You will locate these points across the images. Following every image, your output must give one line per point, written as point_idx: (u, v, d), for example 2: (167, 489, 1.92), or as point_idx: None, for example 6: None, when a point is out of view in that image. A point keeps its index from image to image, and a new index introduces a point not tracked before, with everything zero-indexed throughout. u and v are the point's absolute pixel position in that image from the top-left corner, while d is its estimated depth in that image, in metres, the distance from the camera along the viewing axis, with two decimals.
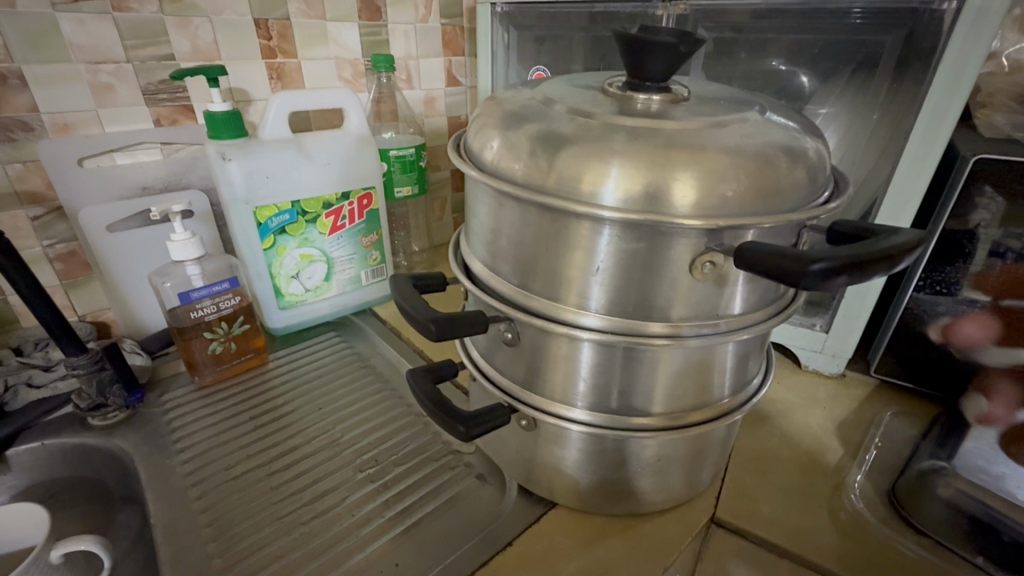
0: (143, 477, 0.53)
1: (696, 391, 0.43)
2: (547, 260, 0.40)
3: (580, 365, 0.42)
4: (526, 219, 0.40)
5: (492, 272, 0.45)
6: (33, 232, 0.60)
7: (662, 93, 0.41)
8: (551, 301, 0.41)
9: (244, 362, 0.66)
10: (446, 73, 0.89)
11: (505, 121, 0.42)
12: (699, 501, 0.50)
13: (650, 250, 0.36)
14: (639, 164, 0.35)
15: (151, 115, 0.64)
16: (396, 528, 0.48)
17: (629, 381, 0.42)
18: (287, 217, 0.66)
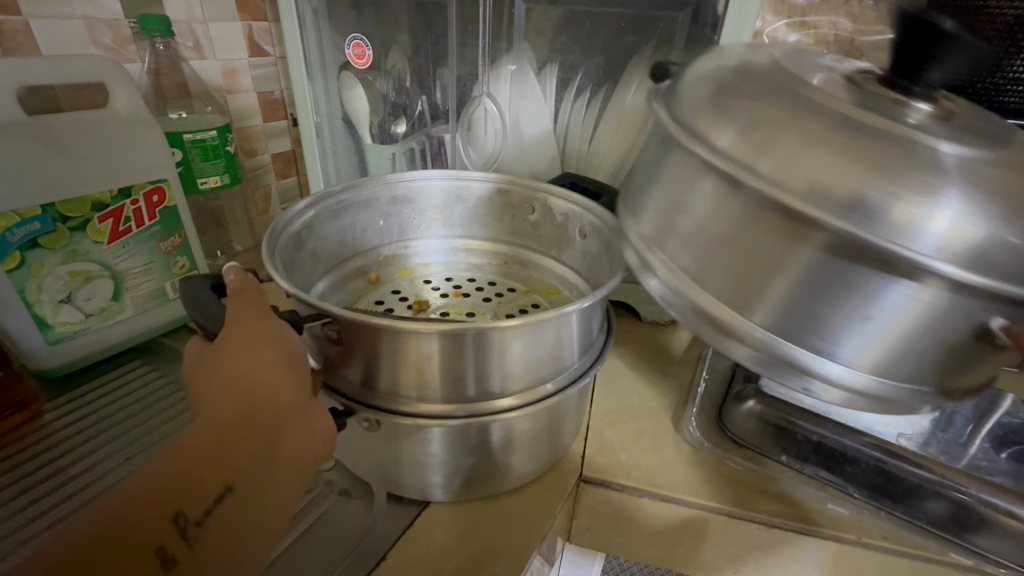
0: None
1: (551, 361, 0.44)
2: (749, 276, 0.35)
3: (431, 356, 0.39)
4: (741, 228, 0.34)
5: (680, 281, 0.38)
6: None
7: (932, 100, 0.36)
8: (730, 305, 0.36)
9: (6, 420, 0.52)
10: (247, 40, 0.76)
11: (744, 110, 0.34)
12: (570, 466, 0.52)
13: (909, 308, 0.31)
14: (934, 195, 0.30)
15: None
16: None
17: (481, 366, 0.40)
18: (39, 226, 0.51)
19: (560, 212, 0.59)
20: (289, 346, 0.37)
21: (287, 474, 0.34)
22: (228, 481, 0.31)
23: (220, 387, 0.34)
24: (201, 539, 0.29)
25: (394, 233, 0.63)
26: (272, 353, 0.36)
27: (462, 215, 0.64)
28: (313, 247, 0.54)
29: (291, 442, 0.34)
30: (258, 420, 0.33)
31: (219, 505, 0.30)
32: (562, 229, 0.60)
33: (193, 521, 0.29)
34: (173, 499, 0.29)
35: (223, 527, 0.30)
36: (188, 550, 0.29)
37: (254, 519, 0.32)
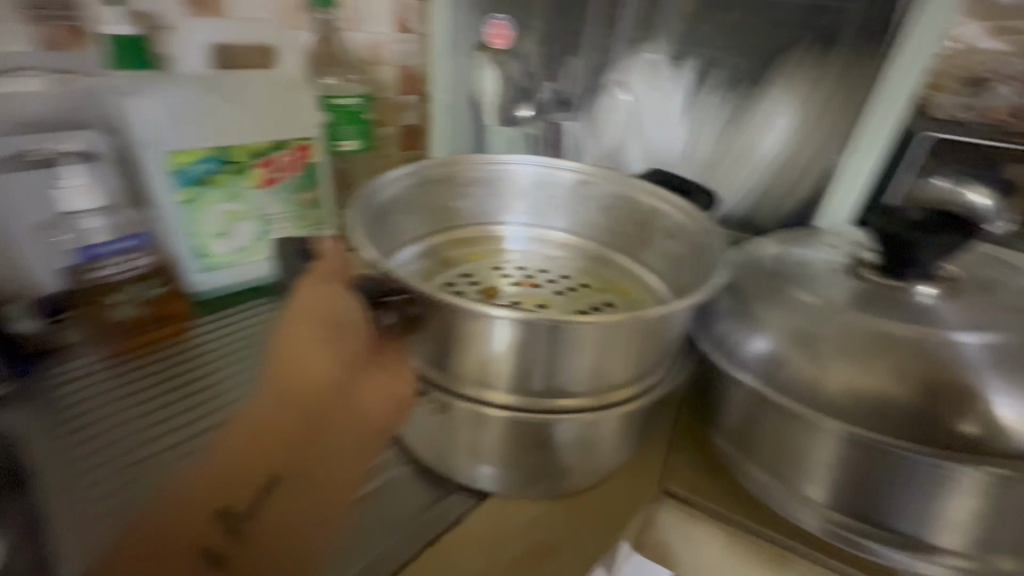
0: (35, 461, 0.46)
1: (641, 360, 0.43)
2: (796, 458, 0.44)
3: (517, 347, 0.39)
4: (783, 424, 0.43)
5: (739, 453, 0.48)
6: None
7: (935, 279, 0.45)
8: (784, 480, 0.45)
9: (160, 331, 0.59)
10: (395, 18, 0.80)
11: (767, 311, 0.46)
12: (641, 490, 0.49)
13: (962, 488, 0.38)
14: (945, 384, 0.39)
15: (37, 37, 0.53)
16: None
17: (556, 362, 0.40)
18: (212, 166, 0.59)
19: (648, 211, 0.57)
20: (331, 319, 0.40)
21: (337, 454, 0.36)
22: (274, 470, 0.34)
23: (284, 369, 0.39)
24: (251, 525, 0.33)
25: (476, 215, 0.63)
26: (324, 335, 0.40)
27: (548, 201, 0.62)
28: (396, 219, 0.55)
29: (335, 424, 0.37)
30: (309, 399, 0.37)
31: (268, 491, 0.34)
32: (646, 227, 0.58)
33: (243, 510, 0.33)
34: (225, 491, 0.33)
35: (274, 508, 0.33)
36: (242, 533, 0.33)
37: (306, 499, 0.34)
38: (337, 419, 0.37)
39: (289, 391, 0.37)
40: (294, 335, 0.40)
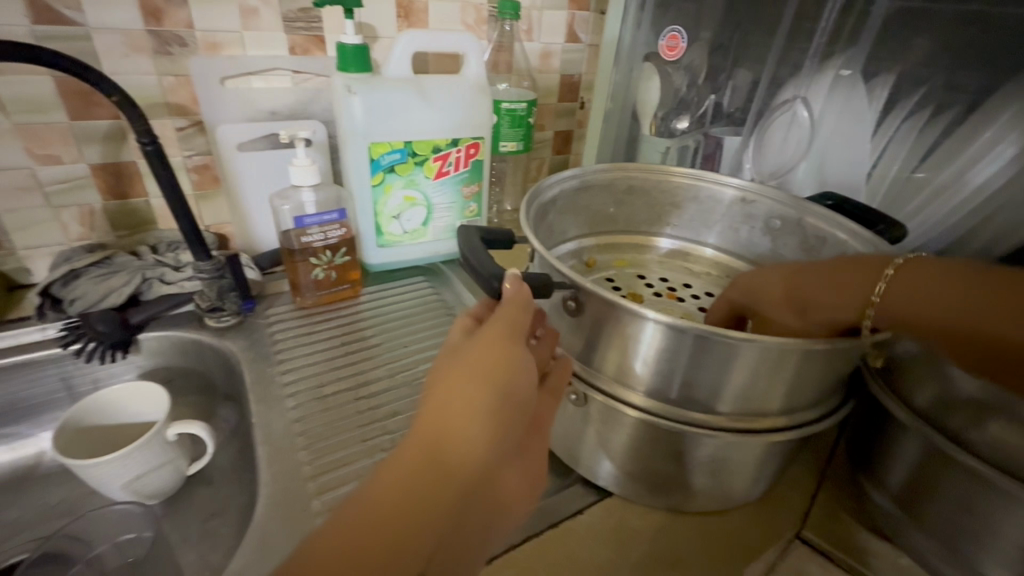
0: (250, 379, 0.58)
1: (792, 391, 0.40)
2: (970, 533, 0.41)
3: (667, 355, 0.39)
4: (958, 492, 0.41)
5: (901, 522, 0.46)
6: (177, 142, 0.64)
7: None
8: (956, 555, 0.42)
9: (340, 292, 0.70)
10: (567, 27, 0.84)
11: None
12: (760, 525, 0.48)
13: None
14: None
15: (287, 43, 0.66)
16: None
17: (697, 373, 0.39)
18: (398, 156, 0.66)
19: (818, 236, 0.52)
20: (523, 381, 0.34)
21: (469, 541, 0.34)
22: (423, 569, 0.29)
23: (449, 417, 0.31)
24: None
25: (623, 221, 0.63)
26: (505, 396, 0.33)
27: (706, 216, 0.61)
28: (552, 219, 0.57)
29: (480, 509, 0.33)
30: (480, 480, 0.32)
31: None
32: (811, 252, 0.54)
33: None
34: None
35: None
36: None
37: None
38: (490, 497, 0.34)
39: (460, 446, 0.31)
40: (467, 379, 0.32)
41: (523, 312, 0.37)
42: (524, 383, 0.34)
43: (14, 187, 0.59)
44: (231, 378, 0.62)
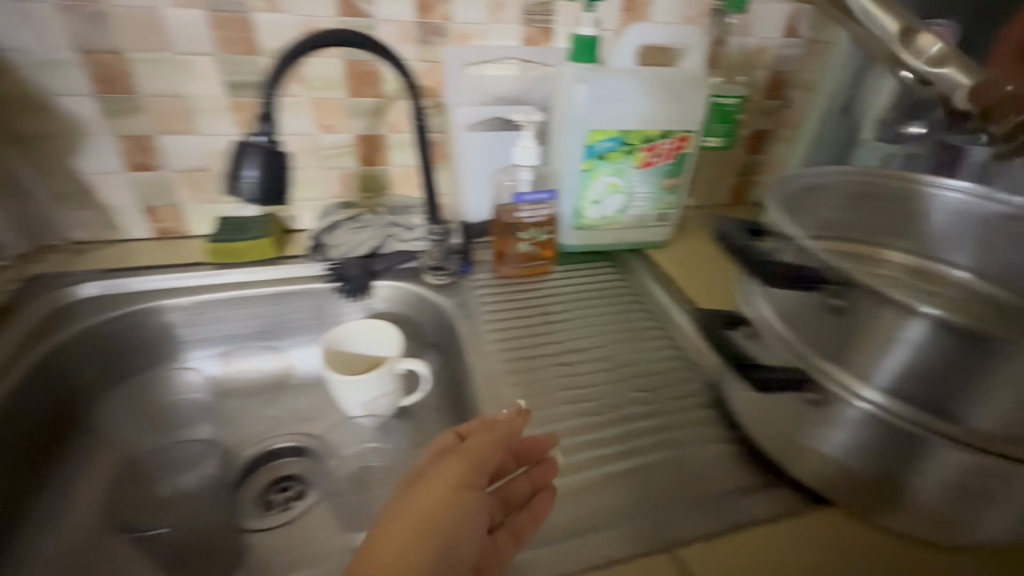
0: (465, 331, 0.66)
1: None
2: None
3: (935, 359, 0.38)
4: None
5: None
6: (419, 120, 0.74)
7: None
8: None
9: (536, 267, 0.75)
10: (788, 21, 0.79)
11: None
12: (1005, 574, 0.42)
13: None
14: None
15: (521, 34, 0.71)
16: (647, 458, 0.51)
17: (965, 383, 0.38)
18: (611, 144, 0.68)
19: None
20: (440, 498, 0.39)
21: None
22: None
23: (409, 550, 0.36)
24: None
25: None
26: (454, 519, 0.38)
27: (958, 231, 0.56)
28: None
29: None
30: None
31: None
32: None
33: None
34: None
35: None
36: None
37: None
38: None
39: (415, 547, 0.36)
40: (425, 501, 0.39)
41: (494, 443, 0.43)
42: (470, 486, 0.41)
43: (300, 150, 0.72)
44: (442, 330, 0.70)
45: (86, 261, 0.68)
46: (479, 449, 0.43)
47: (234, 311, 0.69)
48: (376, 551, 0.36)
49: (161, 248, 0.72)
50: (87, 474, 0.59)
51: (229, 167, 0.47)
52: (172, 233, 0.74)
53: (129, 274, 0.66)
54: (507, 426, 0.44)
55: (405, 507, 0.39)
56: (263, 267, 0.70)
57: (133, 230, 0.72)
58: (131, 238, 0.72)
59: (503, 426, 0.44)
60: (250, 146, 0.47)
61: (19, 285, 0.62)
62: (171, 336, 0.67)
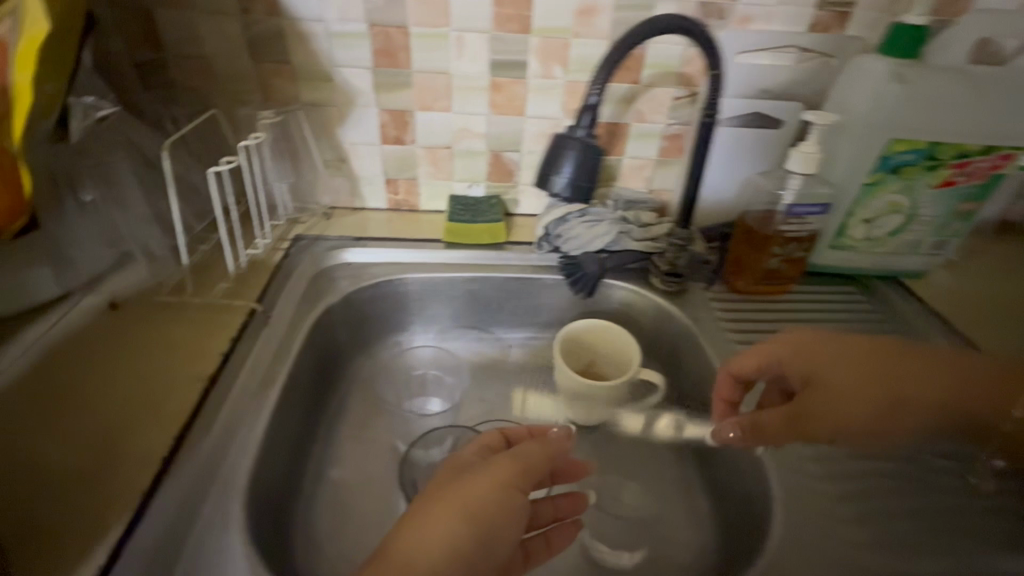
0: (709, 347, 0.60)
1: None
2: None
3: None
4: None
5: None
6: (668, 110, 0.68)
7: None
8: None
9: (777, 285, 0.67)
10: None
11: None
12: None
13: None
14: None
15: (811, 19, 0.61)
16: (948, 563, 0.42)
17: None
18: (912, 156, 0.58)
19: None
20: (494, 498, 0.39)
21: None
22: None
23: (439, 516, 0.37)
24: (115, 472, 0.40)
25: None
26: (500, 510, 0.39)
27: None
28: None
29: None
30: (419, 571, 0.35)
31: None
32: None
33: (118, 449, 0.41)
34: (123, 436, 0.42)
35: None
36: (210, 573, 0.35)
37: None
38: None
39: (446, 517, 0.37)
40: (470, 490, 0.39)
41: (543, 453, 0.44)
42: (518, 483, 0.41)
43: (540, 134, 0.70)
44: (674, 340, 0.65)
45: (336, 225, 0.71)
46: (524, 453, 0.43)
47: (468, 291, 0.69)
48: (407, 528, 0.37)
49: (396, 220, 0.74)
50: (344, 422, 0.61)
51: (547, 160, 0.47)
52: (405, 206, 0.75)
53: (378, 243, 0.69)
54: (557, 446, 0.46)
55: (442, 484, 0.41)
56: (500, 251, 0.70)
57: (372, 200, 0.75)
58: (369, 208, 0.75)
59: (555, 442, 0.46)
60: (571, 139, 0.46)
61: (289, 243, 0.66)
62: (405, 306, 0.69)
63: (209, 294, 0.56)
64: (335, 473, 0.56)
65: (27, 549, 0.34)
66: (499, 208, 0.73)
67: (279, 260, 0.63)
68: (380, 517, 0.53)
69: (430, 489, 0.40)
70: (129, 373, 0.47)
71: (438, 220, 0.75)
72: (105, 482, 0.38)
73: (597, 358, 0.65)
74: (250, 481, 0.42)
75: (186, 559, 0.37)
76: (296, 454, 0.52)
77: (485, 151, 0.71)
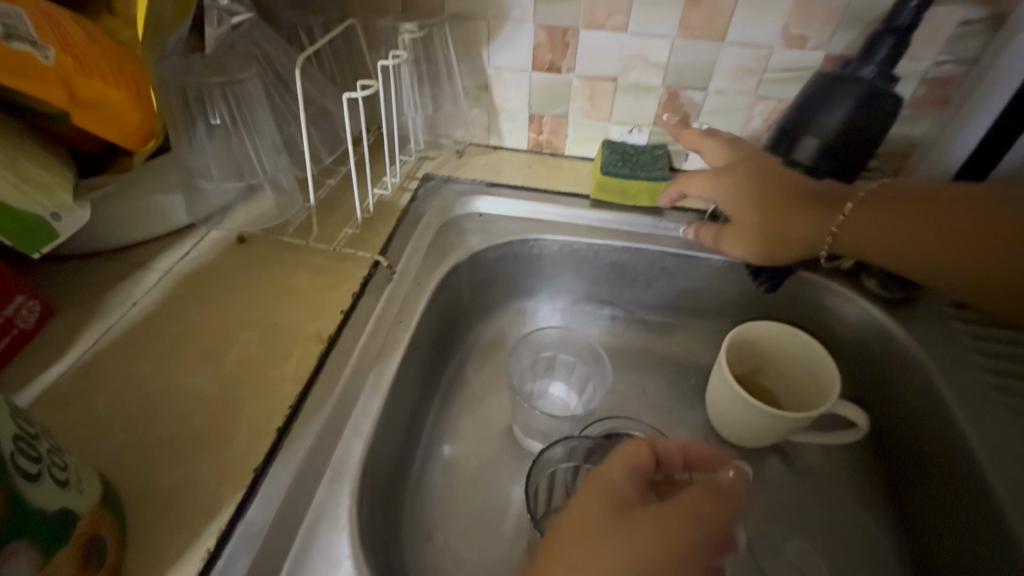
0: (949, 383, 0.44)
1: None
2: None
3: None
4: None
5: None
6: (944, 41, 0.47)
7: None
8: None
9: None
10: None
11: None
12: None
13: None
14: None
15: None
16: None
17: None
18: None
19: None
20: (649, 559, 0.29)
21: None
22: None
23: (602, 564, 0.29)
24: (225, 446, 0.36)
25: None
26: (671, 571, 0.29)
27: None
28: None
29: None
30: None
31: None
32: None
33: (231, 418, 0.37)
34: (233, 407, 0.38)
35: None
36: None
37: None
38: None
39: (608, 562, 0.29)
40: (617, 549, 0.30)
41: (715, 494, 0.33)
42: (695, 552, 0.30)
43: (741, 68, 0.53)
44: (884, 365, 0.50)
45: (468, 166, 0.62)
46: (691, 498, 0.32)
47: (614, 261, 0.58)
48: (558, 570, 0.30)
49: (536, 165, 0.63)
50: (466, 391, 0.55)
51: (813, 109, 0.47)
52: (547, 149, 0.64)
53: (512, 193, 0.59)
54: (736, 499, 0.33)
55: (591, 531, 0.31)
56: (660, 217, 0.57)
57: (511, 139, 0.64)
58: (506, 147, 0.64)
59: (732, 491, 0.34)
60: (844, 78, 0.45)
61: (417, 183, 0.58)
62: (537, 270, 0.59)
63: (334, 238, 0.50)
64: (448, 450, 0.51)
65: (147, 510, 0.32)
66: (664, 160, 0.58)
67: (407, 204, 0.56)
68: (492, 511, 0.47)
69: (583, 529, 0.31)
70: (251, 321, 0.43)
71: (585, 170, 0.62)
72: (222, 447, 0.36)
73: (772, 369, 0.51)
74: (364, 463, 0.37)
75: (296, 549, 0.33)
76: (409, 429, 0.47)
77: (659, 87, 0.56)
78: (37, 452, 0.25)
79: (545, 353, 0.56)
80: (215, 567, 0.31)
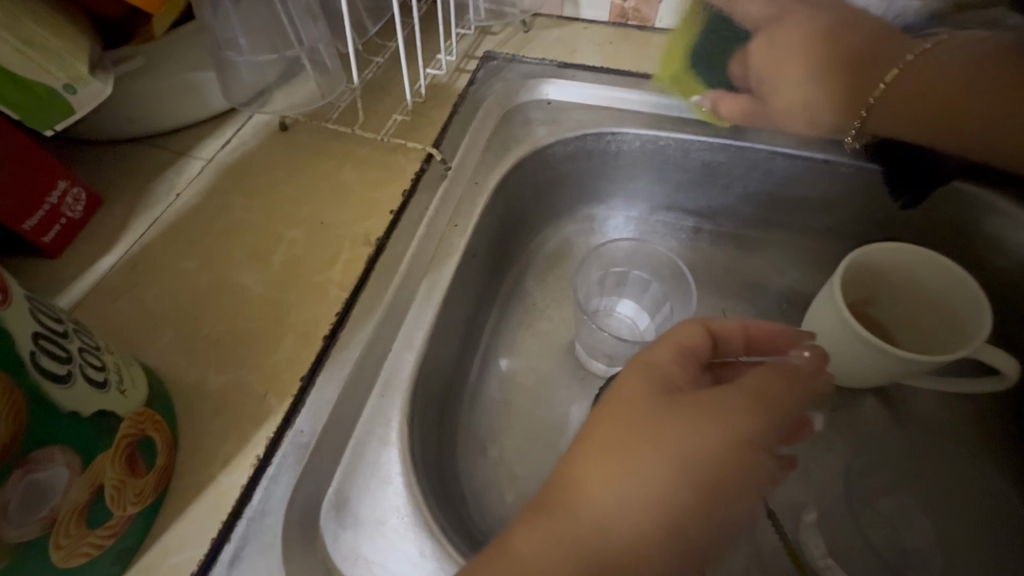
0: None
1: None
2: None
3: None
4: None
5: None
6: None
7: None
8: None
9: None
10: None
11: None
12: None
13: None
14: None
15: None
16: None
17: None
18: None
19: None
20: (700, 440, 0.25)
21: None
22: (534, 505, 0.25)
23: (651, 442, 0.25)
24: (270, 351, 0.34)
25: None
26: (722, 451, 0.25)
27: None
28: None
29: None
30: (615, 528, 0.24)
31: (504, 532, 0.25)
32: None
33: (280, 323, 0.35)
34: (281, 309, 0.35)
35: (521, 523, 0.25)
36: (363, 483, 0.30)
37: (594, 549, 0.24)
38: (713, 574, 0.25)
39: (663, 437, 0.26)
40: (667, 422, 0.26)
41: (788, 381, 0.28)
42: (762, 436, 0.26)
43: None
44: None
45: (537, 41, 0.52)
46: (764, 384, 0.28)
47: (707, 161, 0.48)
48: (595, 447, 0.26)
49: (617, 40, 0.52)
50: (526, 304, 0.51)
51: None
52: (633, 20, 0.52)
53: (591, 76, 0.49)
54: (808, 380, 0.29)
55: (639, 402, 0.27)
56: None
57: (590, 7, 0.52)
58: (583, 18, 0.53)
59: (806, 372, 0.29)
60: None
61: (477, 63, 0.50)
62: (612, 170, 0.51)
63: (382, 126, 0.44)
64: (505, 364, 0.47)
65: (197, 413, 0.31)
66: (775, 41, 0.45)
67: (464, 87, 0.48)
68: (550, 430, 0.44)
69: (626, 409, 0.27)
70: (294, 219, 0.40)
71: None
72: (268, 351, 0.34)
73: (899, 301, 0.42)
74: (416, 377, 0.34)
75: (346, 461, 0.31)
76: (464, 341, 0.43)
77: None
78: (68, 350, 0.23)
79: (615, 265, 0.49)
80: (265, 474, 0.30)
